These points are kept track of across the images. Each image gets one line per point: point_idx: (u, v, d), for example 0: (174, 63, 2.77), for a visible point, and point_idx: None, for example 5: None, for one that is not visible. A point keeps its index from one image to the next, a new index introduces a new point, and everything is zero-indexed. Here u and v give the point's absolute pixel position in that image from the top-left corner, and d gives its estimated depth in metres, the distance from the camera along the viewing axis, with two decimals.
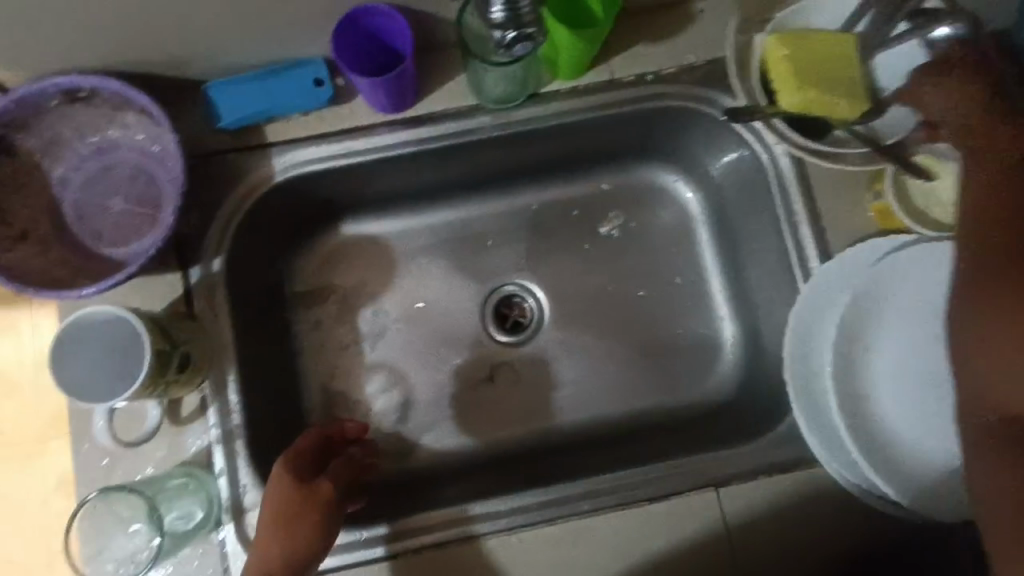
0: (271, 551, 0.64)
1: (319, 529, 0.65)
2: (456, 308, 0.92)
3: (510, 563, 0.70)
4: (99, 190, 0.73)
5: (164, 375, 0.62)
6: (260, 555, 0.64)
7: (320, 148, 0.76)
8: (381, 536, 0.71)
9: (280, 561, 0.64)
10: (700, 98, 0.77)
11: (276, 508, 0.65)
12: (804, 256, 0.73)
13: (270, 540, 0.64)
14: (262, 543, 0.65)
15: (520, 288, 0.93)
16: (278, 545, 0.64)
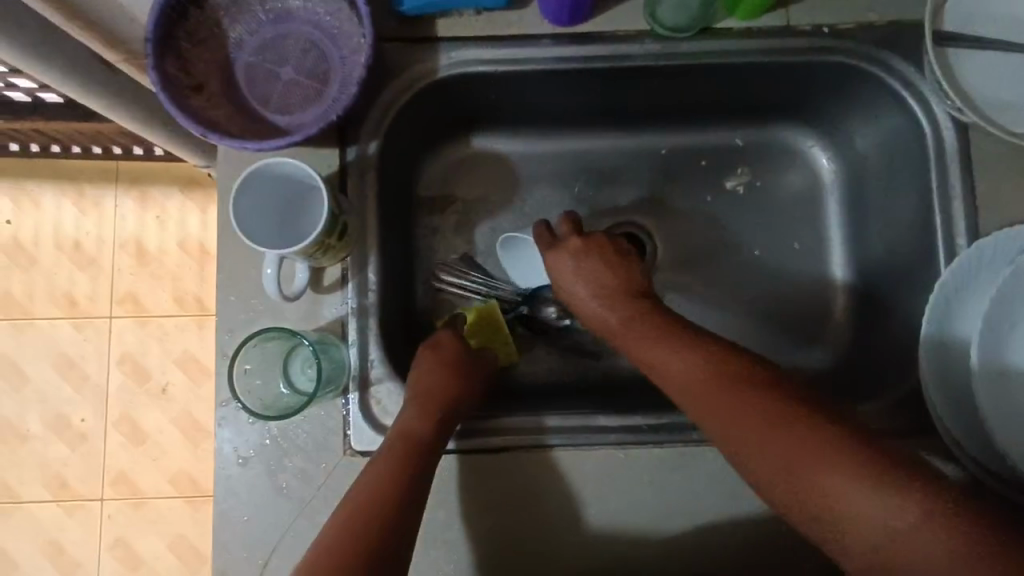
0: (439, 381, 0.71)
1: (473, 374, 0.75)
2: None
3: (605, 475, 0.72)
4: (270, 57, 0.75)
5: (328, 237, 0.64)
6: (423, 382, 0.71)
7: (487, 51, 0.76)
8: (469, 431, 0.73)
9: (446, 389, 0.71)
10: (873, 58, 0.76)
11: (443, 351, 0.75)
12: (954, 232, 0.72)
13: (429, 375, 0.72)
14: (420, 373, 0.72)
15: (636, 229, 0.94)
16: (445, 377, 0.72)
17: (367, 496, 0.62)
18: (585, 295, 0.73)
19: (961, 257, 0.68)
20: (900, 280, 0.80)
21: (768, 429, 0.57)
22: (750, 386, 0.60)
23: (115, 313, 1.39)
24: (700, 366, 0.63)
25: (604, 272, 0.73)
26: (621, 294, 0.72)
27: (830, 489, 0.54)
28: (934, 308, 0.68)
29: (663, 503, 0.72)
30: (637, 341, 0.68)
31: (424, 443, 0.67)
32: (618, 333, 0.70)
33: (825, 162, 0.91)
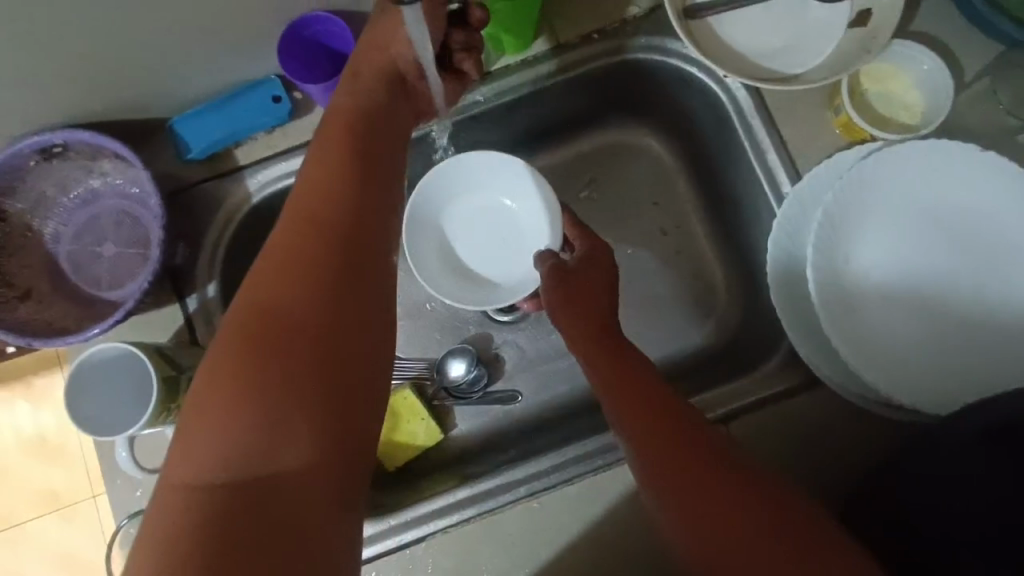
0: (275, 285, 0.50)
1: (361, 214, 0.56)
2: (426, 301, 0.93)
3: (527, 530, 0.71)
4: (89, 239, 0.77)
5: (174, 400, 0.64)
6: (283, 251, 0.52)
7: (290, 162, 0.78)
8: (396, 526, 0.72)
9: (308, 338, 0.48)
10: (647, 46, 0.78)
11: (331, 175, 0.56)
12: (777, 183, 0.73)
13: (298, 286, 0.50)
14: (262, 276, 0.51)
15: None
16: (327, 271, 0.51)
17: (211, 414, 0.45)
18: (591, 343, 0.67)
19: (784, 206, 0.69)
20: (757, 237, 0.80)
21: (679, 494, 0.56)
22: (688, 464, 0.56)
23: (95, 492, 1.38)
24: (650, 422, 0.59)
25: (583, 302, 0.69)
26: (605, 337, 0.67)
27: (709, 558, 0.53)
28: (774, 262, 0.69)
29: (596, 538, 0.70)
30: (601, 380, 0.64)
31: (279, 355, 0.47)
32: (597, 366, 0.65)
33: (660, 145, 0.92)
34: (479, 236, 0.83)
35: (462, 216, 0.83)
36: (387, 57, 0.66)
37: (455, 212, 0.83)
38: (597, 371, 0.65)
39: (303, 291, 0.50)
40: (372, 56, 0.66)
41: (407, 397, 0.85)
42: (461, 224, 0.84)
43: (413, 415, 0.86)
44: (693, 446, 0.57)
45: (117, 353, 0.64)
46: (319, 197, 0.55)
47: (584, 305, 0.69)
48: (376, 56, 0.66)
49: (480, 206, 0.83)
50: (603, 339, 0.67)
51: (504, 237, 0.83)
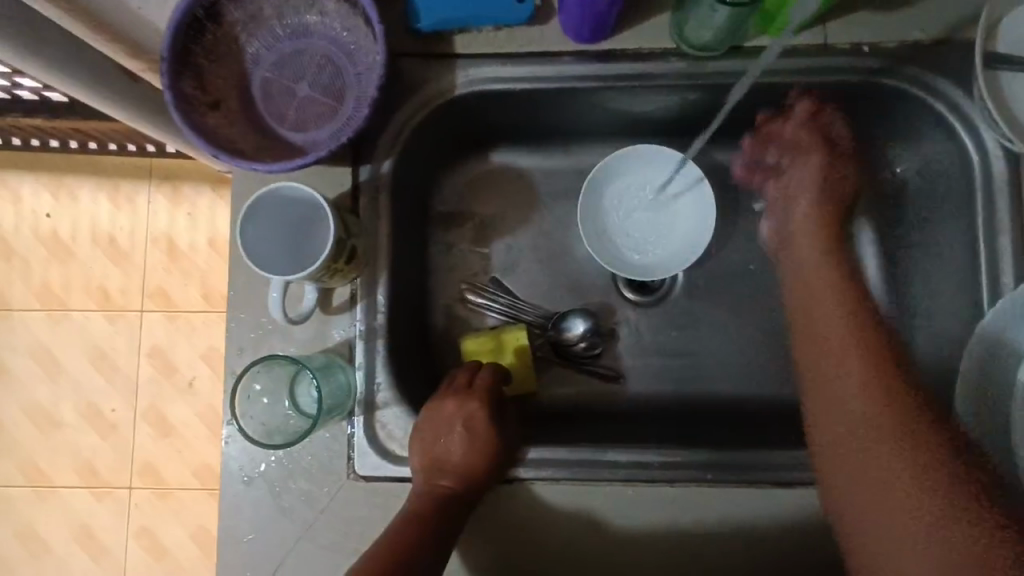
0: (389, 545, 0.61)
1: (432, 498, 0.65)
2: (565, 254, 0.91)
3: (610, 511, 0.70)
4: (287, 72, 0.74)
5: (336, 261, 0.63)
6: (386, 536, 0.62)
7: (506, 68, 0.74)
8: None
9: (397, 541, 0.61)
10: (917, 80, 0.71)
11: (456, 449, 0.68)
12: (999, 271, 0.68)
13: (405, 516, 0.64)
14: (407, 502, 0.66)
15: None
16: (421, 497, 0.65)
17: None
18: (828, 310, 0.68)
19: (1005, 298, 0.64)
20: (937, 316, 0.76)
21: (894, 449, 0.58)
22: (897, 430, 0.58)
23: (146, 307, 1.40)
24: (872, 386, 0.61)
25: (820, 272, 0.71)
26: (852, 305, 0.67)
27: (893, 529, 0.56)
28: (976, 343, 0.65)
29: (674, 545, 0.69)
30: (817, 352, 0.66)
31: (403, 530, 0.62)
32: (817, 338, 0.67)
33: None
34: (636, 220, 0.86)
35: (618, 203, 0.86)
36: (454, 407, 0.69)
37: (648, 175, 0.86)
38: (807, 340, 0.68)
39: (401, 541, 0.61)
40: (437, 410, 0.69)
41: (520, 337, 0.83)
42: (641, 184, 0.86)
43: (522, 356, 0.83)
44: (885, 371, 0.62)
45: (308, 199, 0.62)
46: (393, 524, 0.63)
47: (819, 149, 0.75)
48: (441, 432, 0.68)
49: (669, 187, 0.86)
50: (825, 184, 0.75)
51: (654, 230, 0.86)
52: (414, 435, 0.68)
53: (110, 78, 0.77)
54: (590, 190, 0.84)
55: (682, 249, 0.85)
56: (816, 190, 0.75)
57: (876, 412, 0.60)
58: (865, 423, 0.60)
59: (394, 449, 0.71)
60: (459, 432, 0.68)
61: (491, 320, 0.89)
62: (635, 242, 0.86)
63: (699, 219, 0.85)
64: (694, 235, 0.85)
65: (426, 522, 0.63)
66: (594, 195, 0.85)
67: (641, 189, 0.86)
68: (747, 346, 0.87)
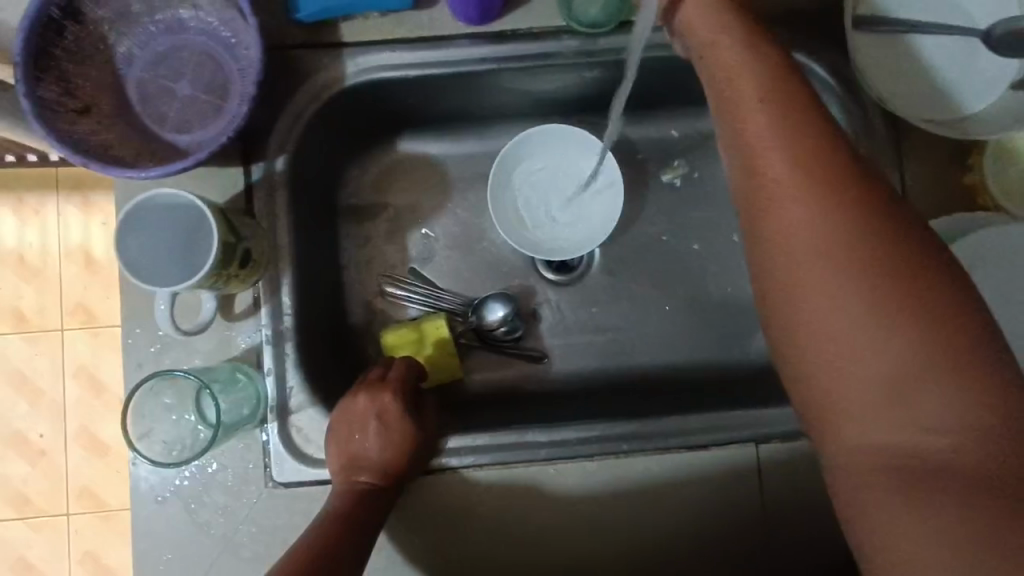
0: (310, 545, 0.58)
1: (350, 498, 0.64)
2: (482, 239, 0.91)
3: (535, 490, 0.71)
4: (164, 71, 0.71)
5: (227, 268, 0.61)
6: (307, 538, 0.59)
7: (397, 55, 0.72)
8: None
9: (318, 542, 0.59)
10: None
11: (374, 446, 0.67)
12: None
13: (324, 519, 0.62)
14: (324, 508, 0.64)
15: None
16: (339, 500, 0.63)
17: None
18: (793, 206, 0.48)
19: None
20: None
21: (855, 283, 0.46)
22: (874, 316, 0.45)
23: (65, 326, 1.33)
24: (845, 251, 0.46)
25: (776, 142, 0.50)
26: (817, 176, 0.48)
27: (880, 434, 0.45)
28: None
29: (601, 518, 0.71)
30: (794, 251, 0.48)
31: (319, 533, 0.60)
32: (784, 213, 0.49)
33: None
34: (547, 203, 0.86)
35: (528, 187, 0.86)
36: (365, 402, 0.68)
37: (551, 156, 0.86)
38: (773, 202, 0.49)
39: (322, 542, 0.59)
40: (349, 407, 0.68)
41: (439, 326, 0.82)
42: (545, 167, 0.86)
43: (443, 345, 0.83)
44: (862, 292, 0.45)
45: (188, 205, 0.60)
46: (312, 526, 0.61)
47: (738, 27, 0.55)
48: (354, 429, 0.67)
49: (575, 167, 0.86)
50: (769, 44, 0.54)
51: (564, 211, 0.87)
52: (330, 437, 0.67)
53: None
54: (498, 171, 0.84)
55: (593, 227, 0.85)
56: (754, 69, 0.53)
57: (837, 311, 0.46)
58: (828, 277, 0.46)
59: (313, 452, 0.70)
60: (375, 428, 0.67)
61: (411, 311, 0.88)
62: (545, 226, 0.86)
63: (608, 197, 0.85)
64: (600, 217, 0.85)
65: (349, 519, 0.61)
66: (501, 177, 0.85)
67: (549, 172, 0.86)
68: (667, 316, 0.89)
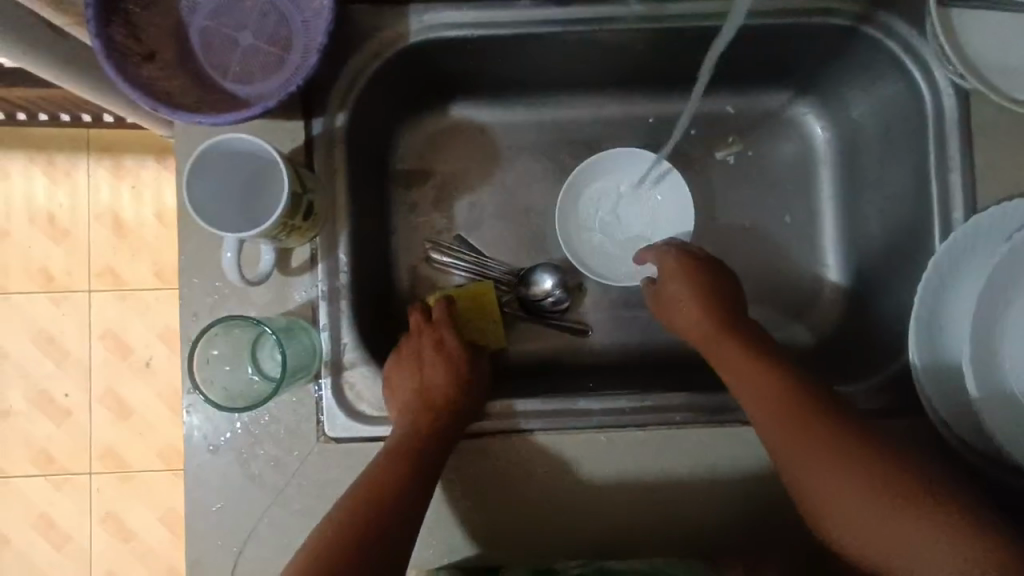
0: (362, 491, 0.62)
1: (412, 436, 0.66)
2: (529, 209, 0.90)
3: (583, 459, 0.70)
4: (227, 21, 0.70)
5: (293, 218, 0.60)
6: (365, 479, 0.63)
7: (463, 13, 0.71)
8: None
9: (372, 484, 0.63)
10: (873, 21, 0.71)
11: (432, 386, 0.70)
12: (950, 205, 0.69)
13: (381, 460, 0.65)
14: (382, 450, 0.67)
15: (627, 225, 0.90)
16: (397, 435, 0.66)
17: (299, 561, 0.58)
18: (813, 473, 0.60)
19: (956, 232, 0.66)
20: (891, 256, 0.78)
21: (857, 502, 0.58)
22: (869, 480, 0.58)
23: (94, 287, 1.34)
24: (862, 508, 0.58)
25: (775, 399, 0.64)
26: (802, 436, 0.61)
27: (913, 541, 0.56)
28: (924, 286, 0.66)
29: (646, 492, 0.70)
30: (809, 458, 0.60)
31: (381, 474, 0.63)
32: (816, 464, 0.60)
33: (820, 130, 0.87)
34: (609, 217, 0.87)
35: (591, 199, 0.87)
36: (424, 347, 0.73)
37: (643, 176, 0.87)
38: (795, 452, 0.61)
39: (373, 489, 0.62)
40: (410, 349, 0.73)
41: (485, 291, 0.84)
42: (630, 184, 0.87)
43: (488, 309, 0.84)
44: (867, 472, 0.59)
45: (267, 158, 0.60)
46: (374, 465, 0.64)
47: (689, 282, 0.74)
48: (417, 371, 0.70)
49: (660, 196, 0.86)
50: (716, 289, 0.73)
51: (620, 234, 0.87)
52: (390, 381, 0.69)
53: (32, 31, 0.72)
54: (587, 166, 0.85)
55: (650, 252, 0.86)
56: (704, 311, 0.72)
57: (842, 486, 0.59)
58: (836, 481, 0.59)
59: (363, 409, 0.70)
60: (436, 373, 0.71)
61: (456, 278, 0.88)
62: (597, 235, 0.87)
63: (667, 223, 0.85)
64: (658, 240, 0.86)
65: (401, 460, 0.64)
66: (588, 172, 0.86)
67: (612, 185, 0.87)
68: None
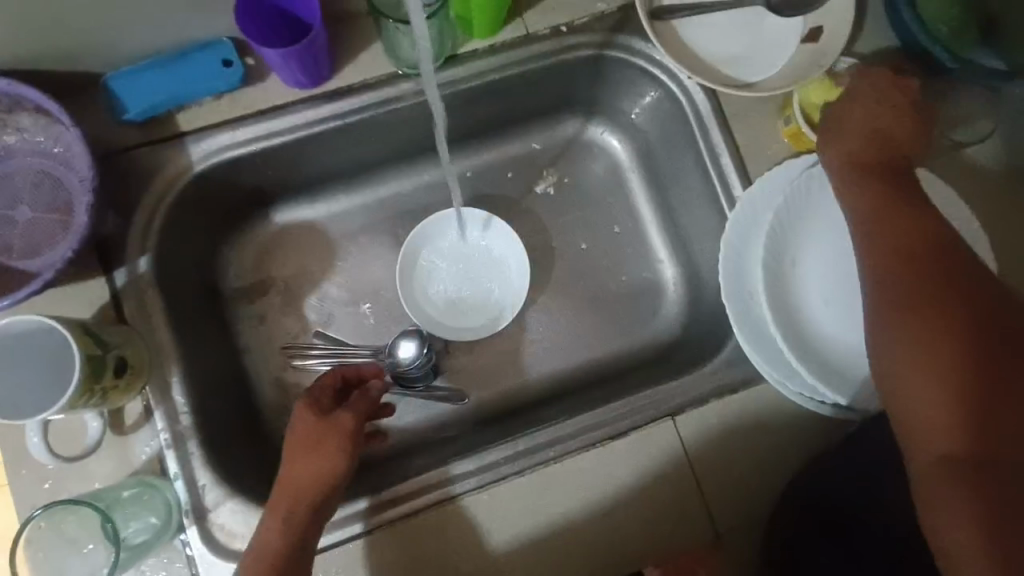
0: (270, 557, 0.61)
1: (307, 504, 0.64)
2: (377, 289, 0.90)
3: (497, 514, 0.70)
4: (1, 201, 0.69)
5: (99, 380, 0.59)
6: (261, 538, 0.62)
7: (239, 132, 0.73)
8: (360, 512, 0.69)
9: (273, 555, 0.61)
10: (614, 45, 0.79)
11: (312, 445, 0.66)
12: (729, 185, 0.76)
13: (273, 524, 0.62)
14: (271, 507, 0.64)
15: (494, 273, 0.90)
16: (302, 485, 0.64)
17: None
18: (892, 270, 0.59)
19: (741, 200, 0.73)
20: (707, 240, 0.83)
21: (917, 353, 0.55)
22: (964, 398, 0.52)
23: None
24: (931, 345, 0.54)
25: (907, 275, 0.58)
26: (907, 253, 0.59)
27: (932, 400, 0.53)
28: (726, 259, 0.72)
29: (549, 533, 0.70)
30: (897, 273, 0.58)
31: (285, 554, 0.61)
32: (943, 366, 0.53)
33: (617, 144, 0.93)
34: (456, 277, 0.89)
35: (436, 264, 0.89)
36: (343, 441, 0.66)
37: (478, 233, 0.90)
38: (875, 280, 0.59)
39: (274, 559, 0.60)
40: (322, 441, 0.66)
41: None
42: (465, 245, 0.90)
43: None
44: (962, 347, 0.54)
45: (52, 329, 0.59)
46: (274, 546, 0.61)
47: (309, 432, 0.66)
48: (320, 459, 0.65)
49: (498, 253, 0.90)
50: (324, 428, 0.67)
51: (463, 298, 0.89)
52: (297, 455, 0.65)
53: None
54: (413, 237, 0.88)
55: (502, 300, 0.89)
56: (320, 461, 0.65)
57: (930, 344, 0.55)
58: (920, 288, 0.57)
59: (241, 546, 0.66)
60: (319, 468, 0.65)
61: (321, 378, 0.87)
62: (447, 300, 0.89)
63: (511, 270, 0.89)
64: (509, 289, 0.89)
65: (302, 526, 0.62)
66: (416, 242, 0.88)
67: (449, 247, 0.90)
68: (571, 318, 0.91)
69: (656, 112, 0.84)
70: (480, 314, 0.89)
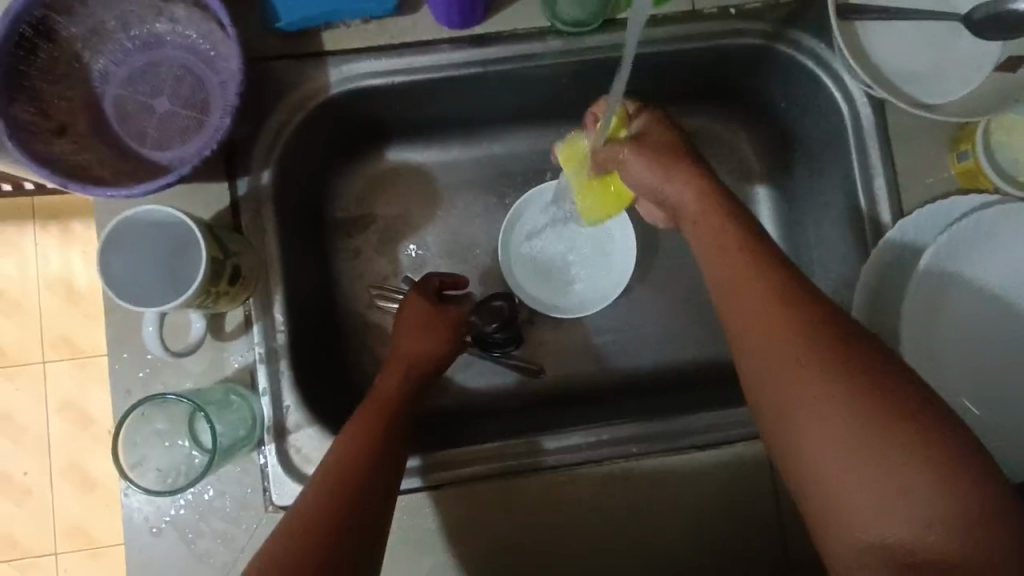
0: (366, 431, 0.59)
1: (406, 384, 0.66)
2: (473, 247, 0.88)
3: (559, 500, 0.68)
4: (143, 88, 0.69)
5: (216, 283, 0.59)
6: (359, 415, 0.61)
7: (383, 61, 0.71)
8: (414, 468, 0.68)
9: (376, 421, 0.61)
10: (786, 39, 0.73)
11: (423, 327, 0.71)
12: (877, 211, 0.70)
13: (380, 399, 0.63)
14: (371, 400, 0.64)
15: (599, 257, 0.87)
16: (414, 361, 0.68)
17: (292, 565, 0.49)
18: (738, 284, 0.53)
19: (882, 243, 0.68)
20: (832, 263, 0.78)
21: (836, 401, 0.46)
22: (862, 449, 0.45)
23: (47, 358, 1.23)
24: (820, 397, 0.47)
25: (752, 276, 0.53)
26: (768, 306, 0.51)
27: (847, 479, 0.45)
28: (863, 293, 0.68)
29: (615, 525, 0.68)
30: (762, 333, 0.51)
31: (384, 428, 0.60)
32: (772, 383, 0.49)
33: (750, 145, 0.88)
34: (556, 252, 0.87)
35: (537, 234, 0.87)
36: (447, 330, 0.72)
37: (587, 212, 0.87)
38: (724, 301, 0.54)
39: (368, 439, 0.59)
40: (431, 327, 0.71)
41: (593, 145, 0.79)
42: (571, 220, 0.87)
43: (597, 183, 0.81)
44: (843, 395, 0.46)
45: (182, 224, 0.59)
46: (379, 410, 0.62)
47: (418, 319, 0.71)
48: (426, 343, 0.70)
49: (605, 235, 0.87)
50: (434, 317, 0.71)
51: (559, 273, 0.87)
52: (409, 332, 0.70)
53: None
54: (521, 202, 0.86)
55: (598, 283, 0.86)
56: (428, 345, 0.70)
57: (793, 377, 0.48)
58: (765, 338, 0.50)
59: (313, 472, 0.67)
60: (426, 345, 0.70)
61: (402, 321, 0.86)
62: (542, 273, 0.87)
63: (614, 255, 0.86)
64: (607, 274, 0.86)
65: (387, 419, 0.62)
66: (523, 209, 0.86)
67: (554, 220, 0.87)
68: (665, 314, 0.87)
69: (805, 118, 0.78)
70: (572, 293, 0.86)
